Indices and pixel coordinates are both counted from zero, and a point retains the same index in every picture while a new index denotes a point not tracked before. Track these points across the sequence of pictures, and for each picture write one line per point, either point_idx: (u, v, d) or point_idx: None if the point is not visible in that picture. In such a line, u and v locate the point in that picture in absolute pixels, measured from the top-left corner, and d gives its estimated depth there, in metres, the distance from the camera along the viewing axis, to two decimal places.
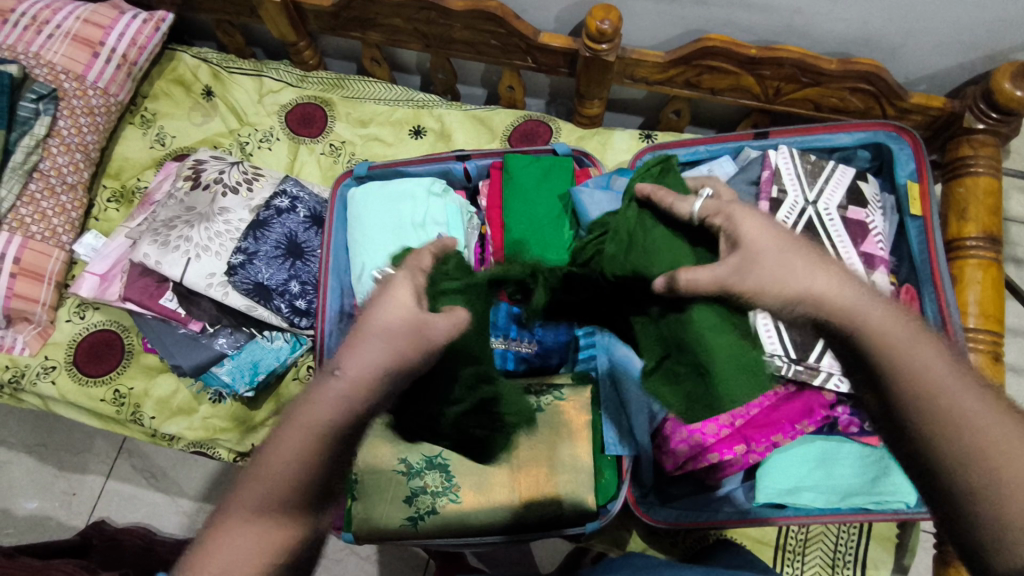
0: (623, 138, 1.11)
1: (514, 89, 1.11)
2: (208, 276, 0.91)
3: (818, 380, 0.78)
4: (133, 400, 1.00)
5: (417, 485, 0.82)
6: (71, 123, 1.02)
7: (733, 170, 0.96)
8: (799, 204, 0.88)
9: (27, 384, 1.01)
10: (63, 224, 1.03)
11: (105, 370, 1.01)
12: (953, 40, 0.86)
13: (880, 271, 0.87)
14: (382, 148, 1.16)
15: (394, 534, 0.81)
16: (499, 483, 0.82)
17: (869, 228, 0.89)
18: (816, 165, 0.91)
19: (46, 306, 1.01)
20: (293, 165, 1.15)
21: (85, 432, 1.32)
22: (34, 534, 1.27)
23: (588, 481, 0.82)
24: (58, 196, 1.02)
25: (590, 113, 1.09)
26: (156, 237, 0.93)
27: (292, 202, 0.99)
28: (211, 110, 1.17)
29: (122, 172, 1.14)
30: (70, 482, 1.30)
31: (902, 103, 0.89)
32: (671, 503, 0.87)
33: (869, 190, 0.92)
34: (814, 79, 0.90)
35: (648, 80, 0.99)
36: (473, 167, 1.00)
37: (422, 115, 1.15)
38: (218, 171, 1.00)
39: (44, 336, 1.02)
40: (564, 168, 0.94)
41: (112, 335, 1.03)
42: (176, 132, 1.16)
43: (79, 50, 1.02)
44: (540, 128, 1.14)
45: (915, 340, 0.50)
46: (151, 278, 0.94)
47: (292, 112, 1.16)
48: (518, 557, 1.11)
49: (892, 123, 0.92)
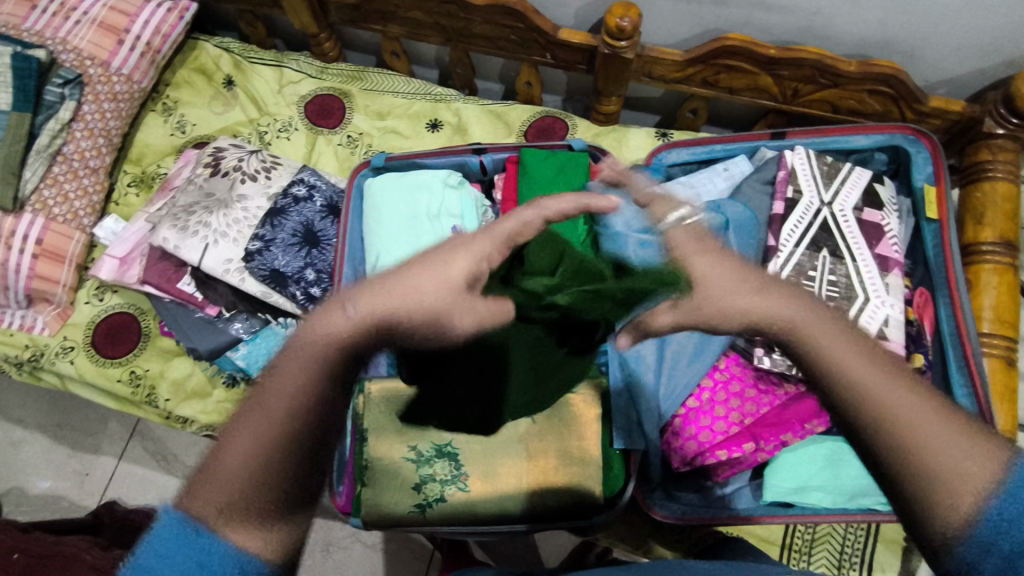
0: (639, 136, 1.12)
1: (531, 85, 1.12)
2: (226, 261, 0.92)
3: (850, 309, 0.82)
4: (148, 382, 1.01)
5: (426, 472, 0.82)
6: (95, 108, 1.03)
7: (748, 169, 0.96)
8: (814, 205, 0.89)
9: (46, 362, 1.02)
10: (85, 208, 1.04)
11: (122, 352, 1.03)
12: (972, 44, 0.86)
13: (895, 274, 0.86)
14: (398, 141, 1.16)
15: (401, 521, 0.82)
16: (507, 473, 0.82)
17: (885, 231, 0.88)
18: (833, 166, 0.91)
19: (66, 288, 1.03)
20: (311, 155, 1.16)
21: (100, 414, 1.35)
22: (47, 512, 1.30)
23: (596, 474, 0.82)
24: (81, 179, 1.03)
25: (607, 110, 1.09)
26: (176, 222, 0.95)
27: (309, 190, 1.01)
28: (232, 99, 1.19)
29: (143, 158, 1.16)
30: (83, 462, 1.32)
31: (921, 106, 0.89)
32: (677, 497, 0.87)
33: (885, 193, 0.92)
34: (833, 80, 0.90)
35: (666, 78, 0.99)
36: (489, 161, 1.01)
37: (440, 109, 1.16)
38: (238, 158, 1.01)
39: (64, 316, 1.04)
40: (580, 164, 0.95)
41: (130, 318, 1.05)
42: (198, 120, 1.17)
43: (105, 37, 1.04)
44: (557, 124, 1.15)
45: (833, 330, 0.46)
46: (170, 262, 0.96)
47: (311, 102, 1.18)
48: (522, 548, 1.13)
49: (911, 126, 0.92)
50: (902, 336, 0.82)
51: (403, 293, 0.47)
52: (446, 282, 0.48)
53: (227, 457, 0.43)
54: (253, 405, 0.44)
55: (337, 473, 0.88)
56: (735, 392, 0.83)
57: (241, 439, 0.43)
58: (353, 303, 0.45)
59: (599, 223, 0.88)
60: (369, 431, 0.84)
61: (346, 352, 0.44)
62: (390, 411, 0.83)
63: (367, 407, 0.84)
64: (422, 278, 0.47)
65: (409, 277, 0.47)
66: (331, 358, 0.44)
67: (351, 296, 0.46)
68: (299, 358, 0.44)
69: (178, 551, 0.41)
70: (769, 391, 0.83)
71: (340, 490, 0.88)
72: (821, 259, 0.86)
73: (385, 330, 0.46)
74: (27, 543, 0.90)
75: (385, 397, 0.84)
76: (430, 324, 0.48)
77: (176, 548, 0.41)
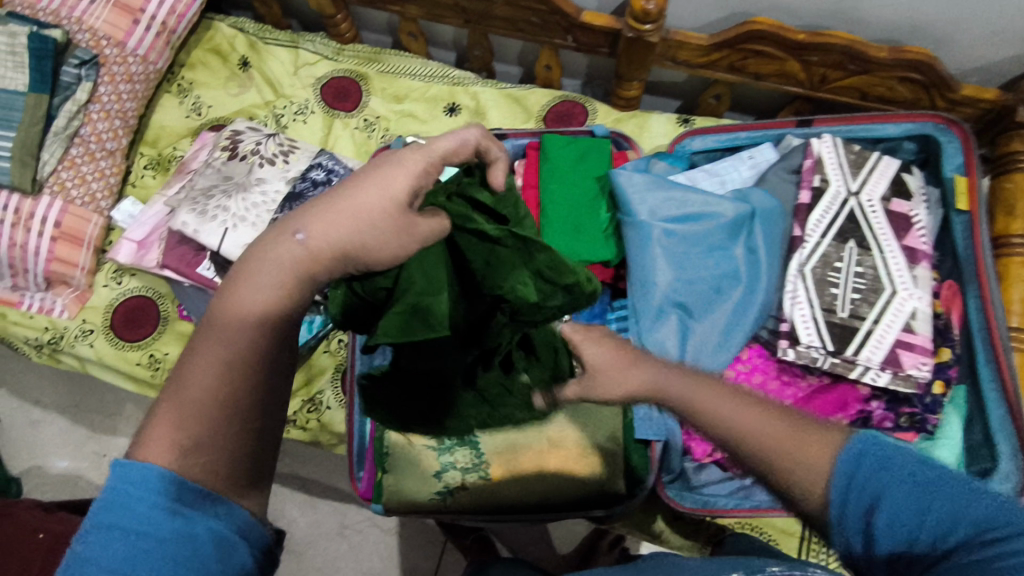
0: (661, 122, 1.10)
1: (551, 68, 1.10)
2: (244, 246, 0.91)
3: (853, 372, 0.79)
4: (168, 366, 1.02)
5: (447, 460, 0.83)
6: (111, 90, 1.02)
7: (774, 157, 0.94)
8: (841, 194, 0.87)
9: (66, 345, 1.03)
10: (102, 190, 1.04)
11: (140, 335, 1.03)
12: (1007, 31, 0.84)
13: (923, 266, 0.85)
14: (416, 125, 1.15)
15: (422, 507, 0.83)
16: (527, 461, 0.82)
17: (913, 222, 0.87)
18: (860, 155, 0.90)
19: (85, 271, 1.03)
20: (328, 139, 1.15)
21: (117, 396, 1.36)
22: (66, 491, 1.32)
23: (618, 465, 0.82)
24: (97, 161, 1.02)
25: (627, 95, 1.07)
26: (194, 206, 0.94)
27: (327, 174, 0.99)
28: (248, 81, 1.17)
29: (159, 140, 1.15)
30: (101, 443, 1.34)
31: (953, 94, 0.87)
32: (699, 489, 0.87)
33: (913, 182, 0.90)
34: (862, 67, 0.88)
35: (690, 63, 0.97)
36: (510, 147, 0.99)
37: (457, 92, 1.15)
38: (256, 142, 1.01)
39: (82, 299, 1.04)
40: (602, 151, 0.93)
41: (148, 302, 1.05)
42: (213, 102, 1.16)
43: (120, 17, 1.02)
44: (576, 108, 1.13)
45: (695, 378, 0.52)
46: (189, 246, 0.95)
47: (327, 85, 1.16)
48: (536, 537, 1.13)
49: (942, 115, 0.90)
50: (930, 330, 0.81)
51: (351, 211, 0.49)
52: (389, 198, 0.50)
53: (193, 385, 0.44)
54: (211, 331, 0.46)
55: (357, 460, 0.88)
56: (757, 383, 0.84)
57: (199, 370, 0.44)
58: (303, 229, 0.49)
59: (621, 211, 0.86)
60: None
61: (300, 277, 0.48)
62: None
63: None
64: (367, 195, 0.50)
65: (352, 194, 0.50)
66: (285, 285, 0.48)
67: (301, 220, 0.49)
68: (253, 283, 0.47)
69: (145, 506, 0.40)
70: (791, 383, 0.84)
71: (360, 475, 0.88)
72: (847, 250, 0.84)
73: (339, 251, 0.49)
74: (51, 524, 0.91)
75: None
76: (383, 243, 0.50)
77: (147, 505, 0.40)
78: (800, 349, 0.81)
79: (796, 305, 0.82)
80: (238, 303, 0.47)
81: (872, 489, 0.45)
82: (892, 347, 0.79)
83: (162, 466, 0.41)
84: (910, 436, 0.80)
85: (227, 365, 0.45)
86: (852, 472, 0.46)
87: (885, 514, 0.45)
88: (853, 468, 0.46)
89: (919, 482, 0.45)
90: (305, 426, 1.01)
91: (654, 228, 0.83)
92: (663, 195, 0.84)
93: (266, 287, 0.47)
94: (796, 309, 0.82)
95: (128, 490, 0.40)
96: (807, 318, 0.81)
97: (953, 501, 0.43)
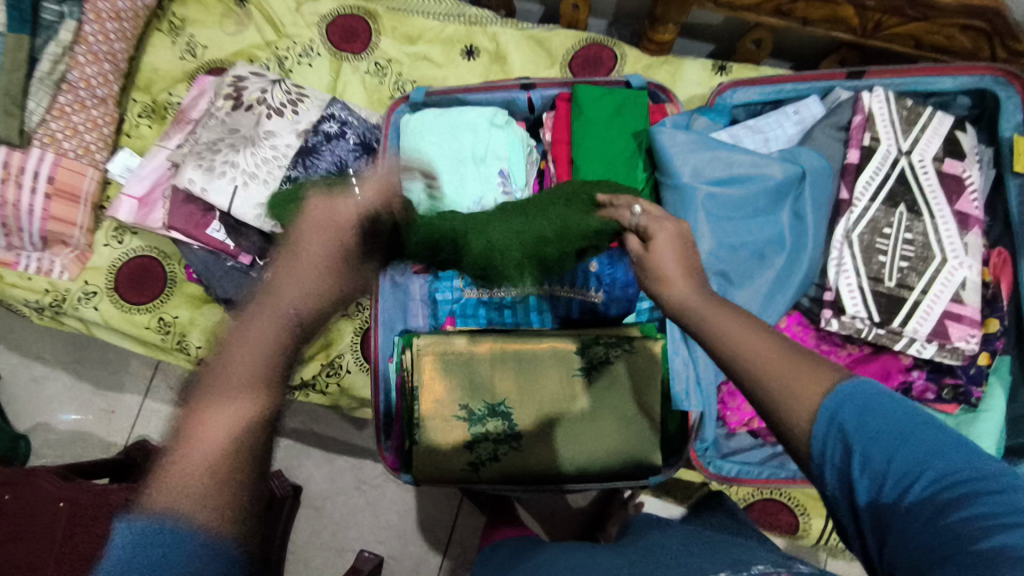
0: (695, 69, 1.03)
1: (578, 8, 0.99)
2: (256, 207, 0.86)
3: (897, 344, 0.77)
4: (179, 329, 0.98)
5: (479, 431, 0.81)
6: (98, 28, 0.92)
7: (820, 112, 0.88)
8: (892, 153, 0.83)
9: (69, 308, 0.98)
10: (96, 141, 0.96)
11: (147, 297, 0.99)
12: None
13: (974, 232, 0.81)
14: (431, 70, 1.07)
15: (454, 478, 0.81)
16: (562, 434, 0.80)
17: (965, 184, 0.83)
18: (913, 111, 0.84)
19: (84, 229, 0.97)
20: (336, 86, 1.07)
21: (120, 352, 1.34)
22: (77, 446, 1.32)
23: (653, 437, 0.80)
24: (89, 110, 0.94)
25: (660, 40, 0.99)
26: (200, 161, 0.87)
27: (341, 126, 0.93)
28: (246, 18, 1.07)
29: (152, 85, 1.06)
30: (108, 399, 1.33)
31: (1017, 44, 0.80)
32: (732, 457, 0.86)
33: (968, 141, 0.85)
34: (922, 13, 0.78)
35: (732, 5, 0.87)
36: (538, 98, 0.93)
37: (474, 33, 1.05)
38: (261, 89, 0.92)
39: (83, 259, 0.98)
40: (639, 104, 0.86)
41: (153, 263, 1.00)
42: (208, 42, 1.07)
43: None
44: (605, 53, 1.05)
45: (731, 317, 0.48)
46: (196, 206, 0.89)
47: (333, 24, 1.07)
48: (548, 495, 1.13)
49: (1003, 67, 0.84)
50: (978, 300, 0.79)
51: (317, 241, 0.51)
52: (333, 235, 0.53)
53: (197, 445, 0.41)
54: (206, 390, 0.43)
55: (384, 428, 0.88)
56: None
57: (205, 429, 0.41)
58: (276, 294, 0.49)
59: (661, 172, 0.81)
60: (419, 388, 0.81)
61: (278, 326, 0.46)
62: (441, 367, 0.81)
63: (416, 366, 0.81)
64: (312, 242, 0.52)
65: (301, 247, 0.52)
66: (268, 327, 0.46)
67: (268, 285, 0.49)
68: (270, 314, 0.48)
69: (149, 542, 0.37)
70: (831, 352, 0.82)
71: (388, 445, 0.87)
72: (897, 215, 0.80)
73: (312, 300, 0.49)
74: (70, 491, 0.89)
75: (435, 355, 0.81)
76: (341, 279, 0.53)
77: (152, 537, 0.37)
78: (845, 320, 0.78)
79: (843, 272, 0.79)
80: (235, 355, 0.44)
81: (855, 432, 0.40)
82: (941, 319, 0.77)
83: (173, 509, 0.38)
84: (951, 407, 0.80)
85: (229, 415, 0.42)
86: (835, 410, 0.41)
87: (859, 452, 0.40)
88: (836, 406, 0.42)
89: (909, 429, 0.40)
90: (325, 390, 0.98)
91: (699, 191, 0.78)
92: (707, 155, 0.79)
93: (277, 319, 0.46)
94: (842, 277, 0.79)
95: (157, 510, 0.38)
96: (854, 287, 0.78)
97: (934, 448, 0.38)
